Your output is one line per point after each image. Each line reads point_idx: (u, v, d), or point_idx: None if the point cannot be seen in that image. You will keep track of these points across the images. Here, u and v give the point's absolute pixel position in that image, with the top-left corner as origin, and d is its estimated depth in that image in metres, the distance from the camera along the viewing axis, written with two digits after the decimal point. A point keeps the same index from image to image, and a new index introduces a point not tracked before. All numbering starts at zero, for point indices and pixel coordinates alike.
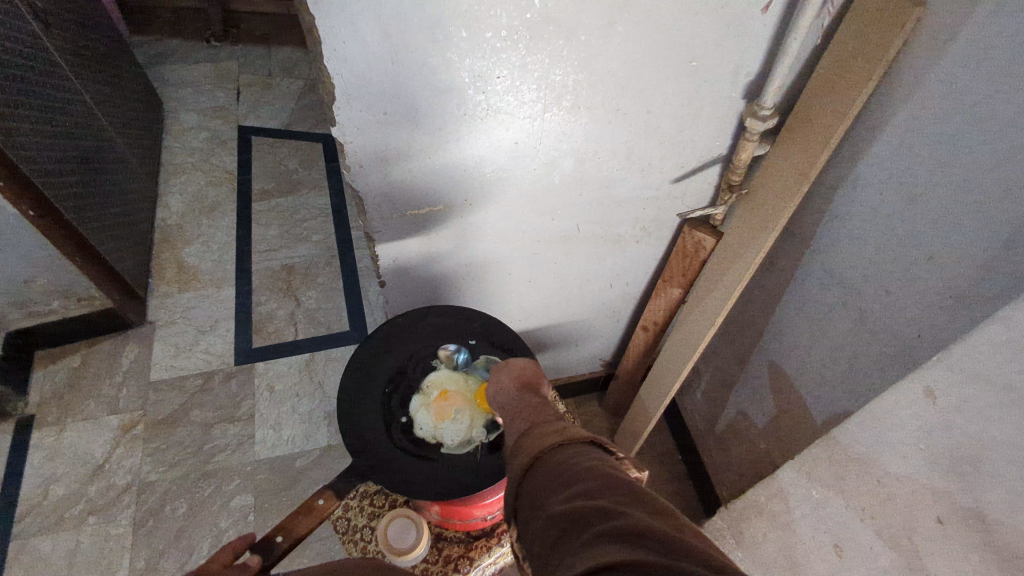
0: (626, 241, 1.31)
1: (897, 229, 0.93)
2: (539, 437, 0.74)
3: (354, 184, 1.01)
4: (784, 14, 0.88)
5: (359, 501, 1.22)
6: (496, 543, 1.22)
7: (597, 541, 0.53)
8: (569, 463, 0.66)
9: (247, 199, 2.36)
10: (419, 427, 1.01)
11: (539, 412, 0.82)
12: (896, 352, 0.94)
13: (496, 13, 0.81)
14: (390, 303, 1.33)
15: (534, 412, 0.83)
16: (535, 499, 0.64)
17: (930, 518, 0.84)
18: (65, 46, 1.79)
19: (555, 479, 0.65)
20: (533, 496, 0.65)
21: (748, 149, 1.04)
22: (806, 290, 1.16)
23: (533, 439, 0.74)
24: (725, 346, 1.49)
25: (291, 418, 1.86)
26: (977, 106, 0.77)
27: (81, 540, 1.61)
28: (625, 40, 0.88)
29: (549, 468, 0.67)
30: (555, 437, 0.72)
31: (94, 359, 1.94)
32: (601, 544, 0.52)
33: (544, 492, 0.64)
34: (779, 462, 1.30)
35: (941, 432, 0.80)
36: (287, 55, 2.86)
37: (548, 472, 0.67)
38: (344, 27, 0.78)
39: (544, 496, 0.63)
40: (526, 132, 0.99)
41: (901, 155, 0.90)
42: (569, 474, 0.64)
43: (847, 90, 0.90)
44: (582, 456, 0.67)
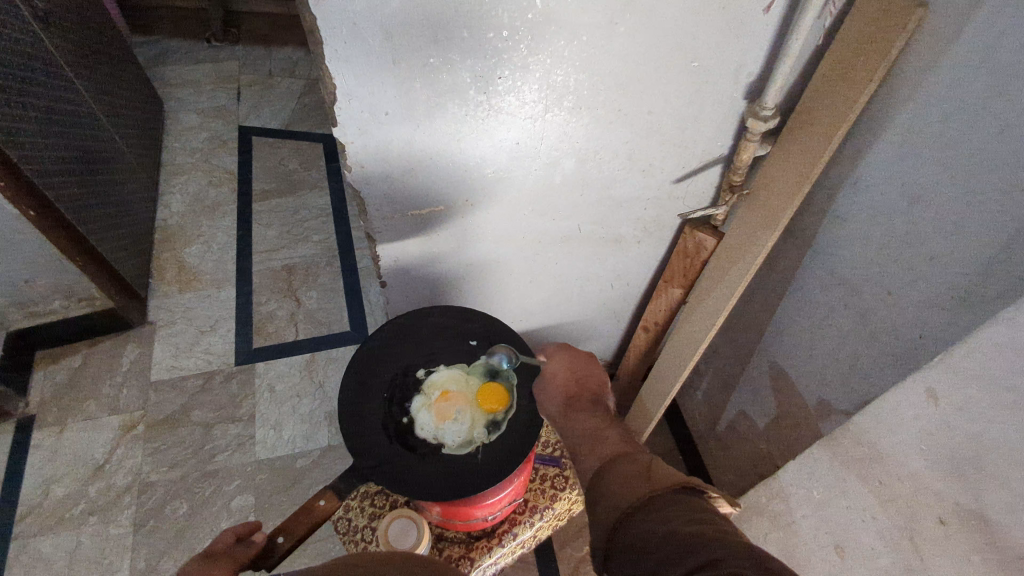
0: (627, 241, 1.31)
1: (898, 230, 0.93)
2: (624, 475, 0.79)
3: (355, 184, 1.01)
4: (784, 15, 0.88)
5: (359, 501, 1.22)
6: (497, 543, 1.21)
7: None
8: (662, 506, 0.70)
9: (247, 199, 2.37)
10: (421, 428, 1.01)
11: (618, 449, 0.88)
12: (897, 352, 0.94)
13: (497, 14, 0.81)
14: (390, 303, 1.32)
15: (613, 447, 0.88)
16: (633, 539, 0.68)
17: (932, 518, 0.84)
18: (66, 46, 1.79)
19: (649, 520, 0.69)
20: (629, 537, 0.69)
21: (749, 149, 1.04)
22: (807, 291, 1.16)
23: (619, 478, 0.78)
24: (726, 346, 1.49)
25: (291, 418, 1.86)
26: (979, 106, 0.77)
27: (81, 540, 1.61)
28: (627, 41, 0.88)
29: (641, 508, 0.72)
30: (641, 476, 0.77)
31: (94, 359, 1.94)
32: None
33: (640, 531, 0.69)
34: (779, 462, 1.30)
35: (942, 432, 0.80)
36: (287, 55, 2.87)
37: (641, 514, 0.71)
38: (345, 27, 0.78)
39: (642, 537, 0.67)
40: (527, 132, 0.99)
41: (902, 156, 0.90)
42: (663, 516, 0.69)
43: (848, 90, 0.90)
44: (673, 498, 0.71)
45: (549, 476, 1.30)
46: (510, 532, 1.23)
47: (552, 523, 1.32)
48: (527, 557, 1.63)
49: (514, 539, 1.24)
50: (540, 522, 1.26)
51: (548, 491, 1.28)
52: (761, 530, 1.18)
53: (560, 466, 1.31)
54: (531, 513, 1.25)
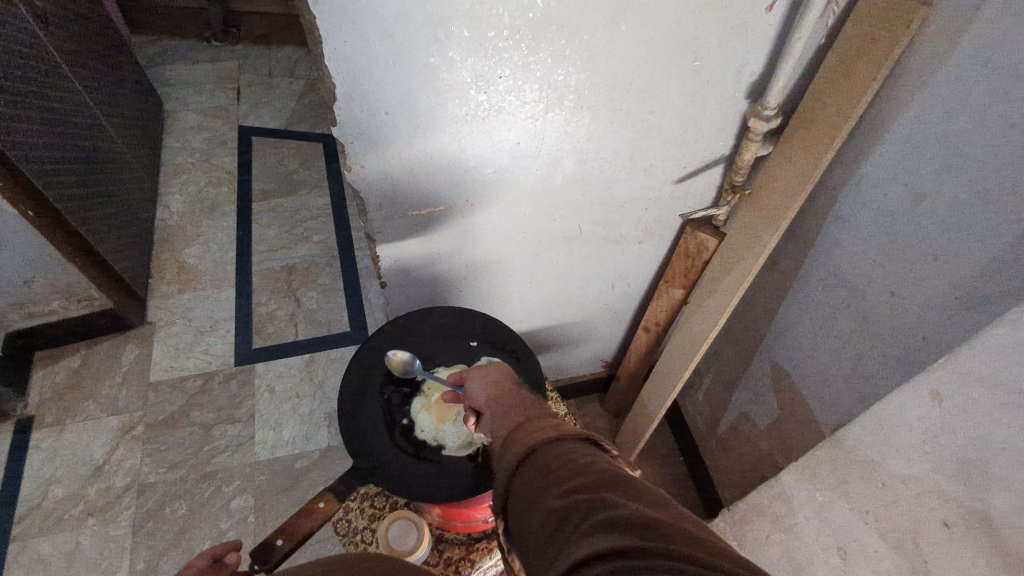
0: (629, 241, 1.30)
1: (901, 231, 0.92)
2: (530, 428, 0.68)
3: (355, 184, 1.00)
4: (787, 14, 0.88)
5: (359, 503, 1.22)
6: (498, 545, 1.21)
7: (594, 533, 0.49)
8: (563, 454, 0.60)
9: (247, 199, 2.36)
10: (421, 429, 1.01)
11: (531, 403, 0.76)
12: (900, 354, 0.94)
13: (497, 13, 0.80)
14: (391, 304, 1.32)
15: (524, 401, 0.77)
16: (527, 492, 0.59)
17: (937, 521, 0.83)
18: (65, 45, 1.79)
19: (548, 472, 0.59)
20: (524, 491, 0.60)
21: (751, 149, 1.03)
22: (810, 292, 1.16)
23: (524, 431, 0.68)
24: (728, 347, 1.49)
25: (291, 419, 1.85)
26: (984, 106, 0.76)
27: (81, 541, 1.61)
28: (628, 40, 0.88)
29: (542, 459, 0.62)
30: (548, 427, 0.67)
31: (94, 360, 1.94)
32: (597, 536, 0.49)
33: (536, 485, 0.59)
34: (782, 464, 1.30)
35: (947, 435, 0.80)
36: (287, 55, 2.86)
37: (540, 465, 0.61)
38: (345, 27, 0.77)
39: (537, 489, 0.58)
40: (528, 132, 0.98)
41: (905, 156, 0.89)
42: (560, 466, 0.59)
43: (851, 90, 0.89)
44: (575, 449, 0.61)
45: None
46: None
47: None
48: None
49: None
50: None
51: None
52: (763, 531, 1.17)
53: None
54: None
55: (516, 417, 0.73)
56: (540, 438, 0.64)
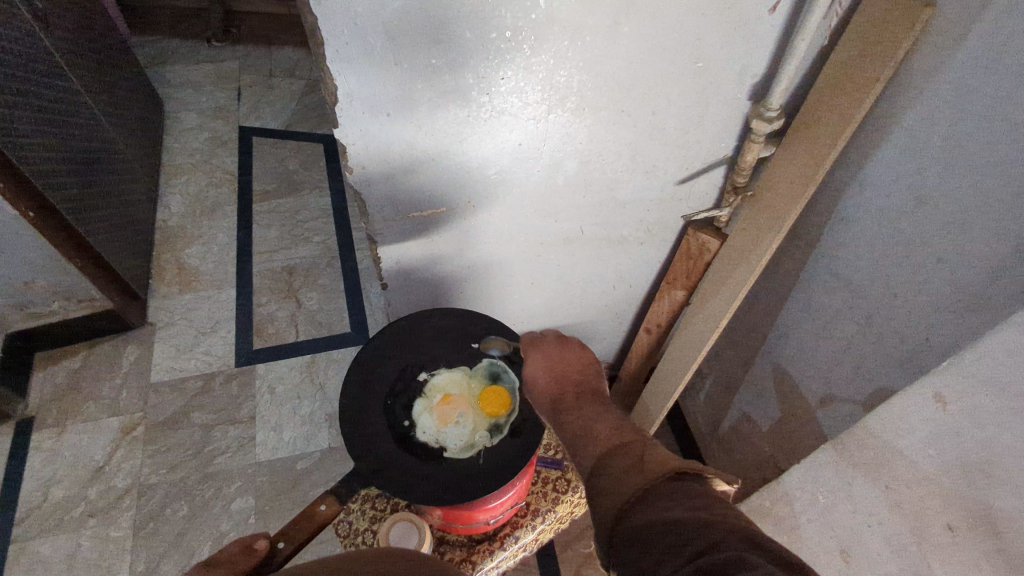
0: (630, 242, 1.30)
1: (905, 232, 0.92)
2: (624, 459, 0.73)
3: (357, 186, 1.00)
4: (790, 15, 0.87)
5: (360, 505, 1.21)
6: (499, 547, 1.21)
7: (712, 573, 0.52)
8: (668, 495, 0.64)
9: (247, 200, 2.36)
10: (423, 431, 1.01)
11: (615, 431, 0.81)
12: (903, 356, 0.93)
13: (500, 14, 0.80)
14: (391, 305, 1.31)
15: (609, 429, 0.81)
16: (631, 525, 0.63)
17: (941, 525, 0.83)
18: (65, 46, 1.79)
19: (653, 509, 0.63)
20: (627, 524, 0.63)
21: (754, 150, 1.03)
22: (812, 293, 1.15)
23: (617, 463, 0.72)
24: (729, 348, 1.49)
25: (292, 420, 1.85)
26: (988, 108, 0.76)
27: (82, 542, 1.61)
28: (631, 41, 0.87)
29: (645, 494, 0.66)
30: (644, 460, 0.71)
31: (94, 361, 1.93)
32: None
33: (641, 520, 0.62)
34: (784, 465, 1.29)
35: (952, 438, 0.80)
36: (288, 55, 2.86)
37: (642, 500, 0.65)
38: (347, 28, 0.77)
39: (644, 524, 0.62)
40: (530, 133, 0.98)
41: (909, 158, 0.89)
42: (666, 506, 0.62)
43: (854, 92, 0.89)
44: (676, 489, 0.65)
45: (550, 479, 1.30)
46: (512, 535, 1.22)
47: (555, 526, 1.31)
48: (529, 560, 1.62)
49: (516, 542, 1.23)
50: (542, 525, 1.25)
51: (550, 494, 1.28)
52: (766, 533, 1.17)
53: (562, 468, 1.30)
54: (533, 516, 1.25)
55: (604, 446, 0.77)
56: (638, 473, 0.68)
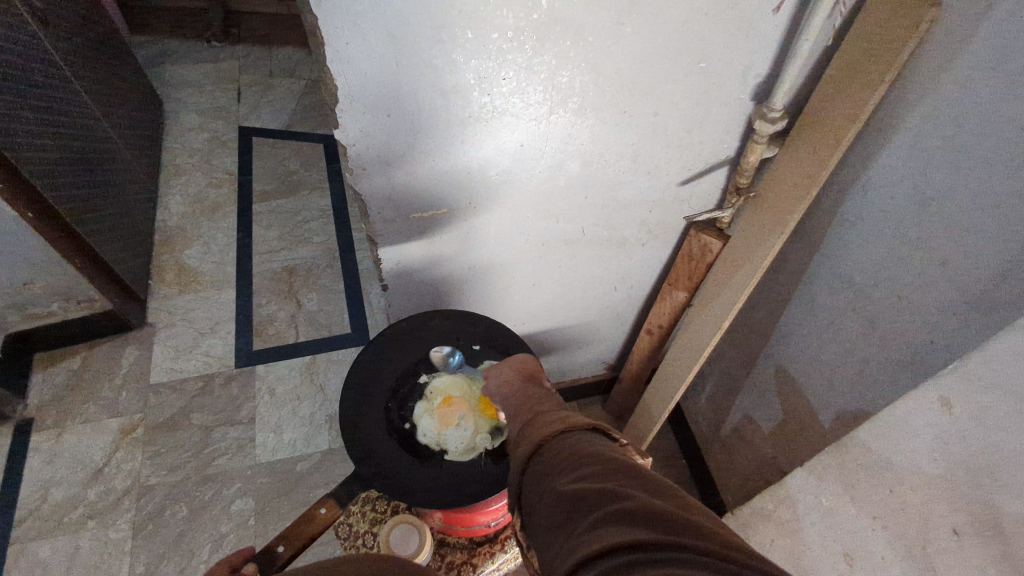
0: (632, 243, 1.29)
1: (909, 234, 0.91)
2: (541, 424, 0.72)
3: (358, 187, 0.99)
4: (794, 15, 0.87)
5: (361, 507, 1.21)
6: (500, 549, 1.20)
7: (602, 524, 0.52)
8: (569, 451, 0.64)
9: (247, 200, 2.35)
10: (423, 434, 1.00)
11: (543, 400, 0.80)
12: (907, 358, 0.93)
13: (502, 14, 0.79)
14: (392, 307, 1.31)
15: (537, 399, 0.81)
16: (540, 488, 0.63)
17: (946, 529, 0.82)
18: (65, 46, 1.78)
19: (559, 467, 0.63)
20: (536, 488, 0.63)
21: (756, 152, 1.02)
22: (815, 295, 1.15)
23: (535, 429, 0.72)
24: (731, 349, 1.48)
25: (292, 421, 1.85)
26: (994, 109, 0.75)
27: (81, 544, 1.60)
28: (634, 41, 0.87)
29: (553, 454, 0.65)
30: (557, 421, 0.71)
31: (93, 362, 1.93)
32: (603, 526, 0.52)
33: (547, 479, 0.62)
34: (786, 468, 1.29)
35: (957, 441, 0.79)
36: (288, 55, 2.85)
37: (550, 461, 0.65)
38: (347, 28, 0.76)
39: (549, 484, 0.61)
40: (532, 134, 0.97)
41: (913, 159, 0.88)
42: (570, 461, 0.62)
43: (858, 92, 0.88)
44: (584, 443, 0.65)
45: None
46: (513, 537, 1.22)
47: None
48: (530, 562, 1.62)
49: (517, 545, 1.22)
50: None
51: None
52: (768, 536, 1.16)
53: None
54: None
55: (529, 416, 0.77)
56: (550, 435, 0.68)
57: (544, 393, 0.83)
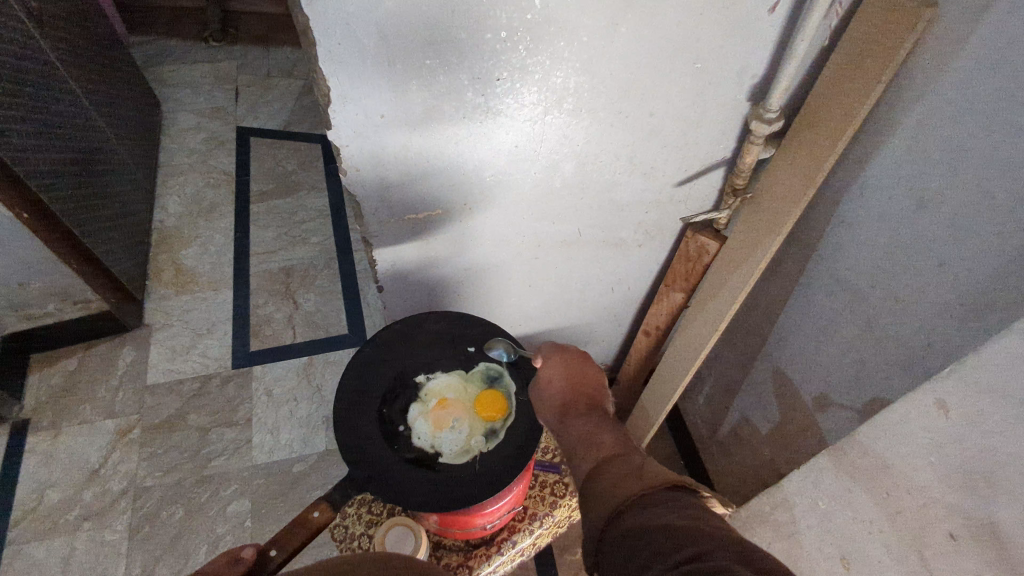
0: (629, 244, 1.28)
1: (906, 236, 0.91)
2: (617, 479, 0.71)
3: (352, 188, 0.99)
4: (790, 15, 0.86)
5: (357, 509, 1.20)
6: (497, 551, 1.20)
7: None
8: (654, 506, 0.63)
9: (245, 200, 2.35)
10: (417, 437, 1.00)
11: (615, 445, 0.79)
12: (904, 361, 0.92)
13: (495, 14, 0.79)
14: (388, 308, 1.31)
15: (607, 443, 0.79)
16: (623, 552, 0.61)
17: (943, 533, 0.81)
18: (61, 46, 1.78)
19: (643, 531, 0.61)
20: (619, 552, 0.61)
21: (753, 152, 1.02)
22: (812, 296, 1.14)
23: (611, 485, 0.70)
24: (729, 351, 1.47)
25: (289, 422, 1.84)
26: (990, 110, 0.75)
27: (77, 545, 1.59)
28: (628, 41, 0.86)
29: (638, 516, 0.63)
30: (636, 479, 0.69)
31: (90, 362, 1.92)
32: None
33: (632, 544, 0.60)
34: (784, 470, 1.28)
35: (954, 445, 0.79)
36: (286, 55, 2.85)
37: (633, 523, 0.63)
38: (339, 29, 0.76)
39: (635, 549, 0.59)
40: (527, 135, 0.97)
41: (910, 160, 0.88)
42: (657, 526, 0.60)
43: (853, 94, 0.88)
44: (668, 508, 0.62)
45: (548, 482, 1.29)
46: (509, 539, 1.21)
47: (553, 531, 1.30)
48: (527, 564, 1.61)
49: (514, 547, 1.22)
50: (539, 530, 1.24)
51: (548, 497, 1.26)
52: (765, 539, 1.16)
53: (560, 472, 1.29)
54: (530, 521, 1.24)
55: (601, 464, 0.75)
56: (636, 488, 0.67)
57: (613, 435, 0.81)
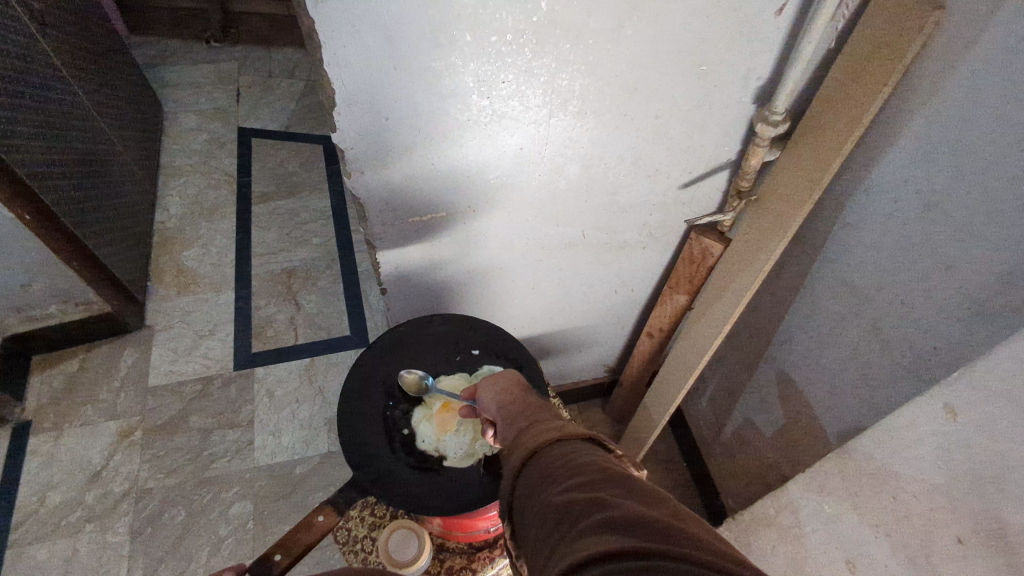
0: (633, 246, 1.28)
1: (913, 238, 0.90)
2: (535, 429, 0.70)
3: (356, 191, 0.98)
4: (797, 17, 0.86)
5: (360, 512, 1.20)
6: (500, 554, 1.19)
7: (592, 531, 0.50)
8: (560, 455, 0.62)
9: (246, 201, 2.34)
10: (422, 440, 0.99)
11: (539, 406, 0.78)
12: (911, 364, 0.92)
13: (501, 17, 0.78)
14: (391, 311, 1.30)
15: (532, 404, 0.78)
16: (529, 493, 0.60)
17: (950, 538, 0.81)
18: (63, 47, 1.77)
19: (549, 474, 0.60)
20: (525, 495, 0.61)
21: (758, 155, 1.02)
22: (817, 299, 1.14)
23: (527, 434, 0.69)
24: (732, 353, 1.47)
25: (291, 424, 1.84)
26: (999, 113, 0.74)
27: (79, 548, 1.59)
28: (634, 44, 0.86)
29: (547, 459, 0.63)
30: (551, 426, 0.68)
31: (92, 364, 1.92)
32: (592, 532, 0.50)
33: (538, 485, 0.60)
34: (788, 473, 1.28)
35: (961, 450, 0.79)
36: (287, 56, 2.85)
37: (540, 465, 0.63)
38: (345, 32, 0.76)
39: (540, 489, 0.59)
40: (532, 138, 0.97)
41: (917, 163, 0.87)
42: (561, 466, 0.60)
43: (860, 96, 0.88)
44: (575, 452, 0.62)
45: None
46: None
47: None
48: None
49: None
50: None
51: None
52: (769, 542, 1.15)
53: None
54: None
55: (524, 420, 0.74)
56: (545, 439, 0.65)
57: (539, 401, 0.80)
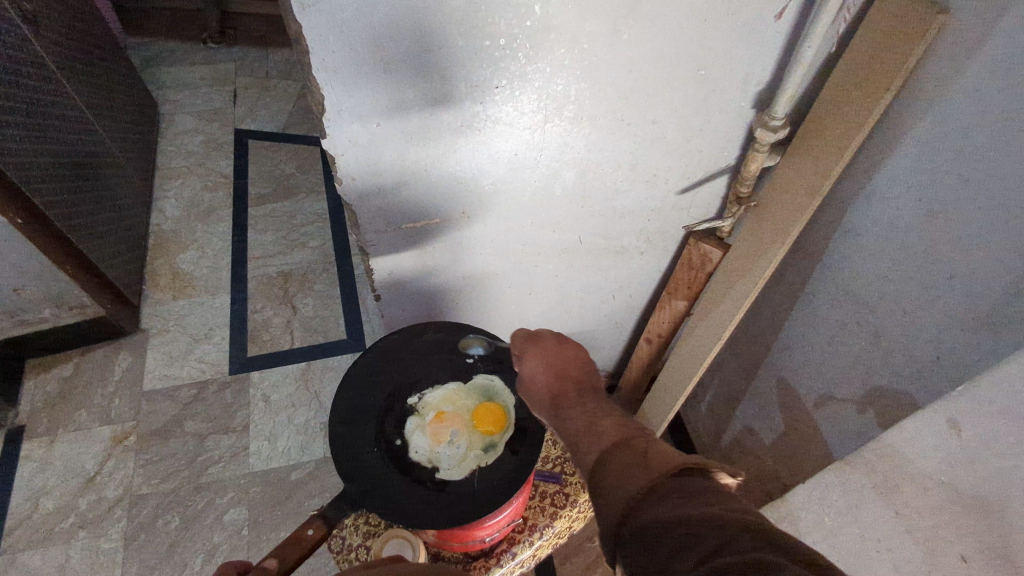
0: (630, 252, 1.26)
1: (915, 246, 0.88)
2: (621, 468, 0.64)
3: (347, 197, 0.96)
4: (797, 21, 0.84)
5: (354, 520, 1.17)
6: (496, 563, 1.17)
7: None
8: (671, 508, 0.56)
9: (243, 203, 2.33)
10: (415, 451, 0.98)
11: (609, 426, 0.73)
12: (913, 377, 0.90)
13: (493, 21, 0.77)
14: (385, 317, 1.28)
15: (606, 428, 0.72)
16: (644, 552, 0.54)
17: (955, 555, 0.80)
18: (58, 50, 1.76)
19: (660, 528, 0.55)
20: (637, 549, 0.55)
21: (757, 160, 1.00)
22: (818, 305, 1.12)
23: (616, 473, 0.63)
24: (732, 358, 1.45)
25: (286, 429, 1.82)
26: (1004, 123, 0.72)
27: (72, 554, 1.57)
28: (629, 49, 0.84)
29: (648, 514, 0.57)
30: (640, 467, 0.62)
31: (84, 369, 1.90)
32: None
33: (652, 541, 0.54)
34: (788, 481, 1.26)
35: (967, 466, 0.77)
36: (285, 57, 2.83)
37: (650, 518, 0.57)
38: (333, 35, 0.74)
39: (657, 548, 0.53)
40: (526, 143, 0.95)
41: (918, 169, 0.86)
42: (675, 523, 0.54)
43: (863, 100, 0.86)
44: (682, 500, 0.56)
45: (549, 493, 1.26)
46: (509, 551, 1.18)
47: (554, 541, 1.27)
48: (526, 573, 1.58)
49: (513, 559, 1.19)
50: (540, 541, 1.21)
51: (548, 508, 1.23)
52: None
53: (560, 483, 1.26)
54: (531, 531, 1.20)
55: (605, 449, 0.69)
56: (636, 486, 0.60)
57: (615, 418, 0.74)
